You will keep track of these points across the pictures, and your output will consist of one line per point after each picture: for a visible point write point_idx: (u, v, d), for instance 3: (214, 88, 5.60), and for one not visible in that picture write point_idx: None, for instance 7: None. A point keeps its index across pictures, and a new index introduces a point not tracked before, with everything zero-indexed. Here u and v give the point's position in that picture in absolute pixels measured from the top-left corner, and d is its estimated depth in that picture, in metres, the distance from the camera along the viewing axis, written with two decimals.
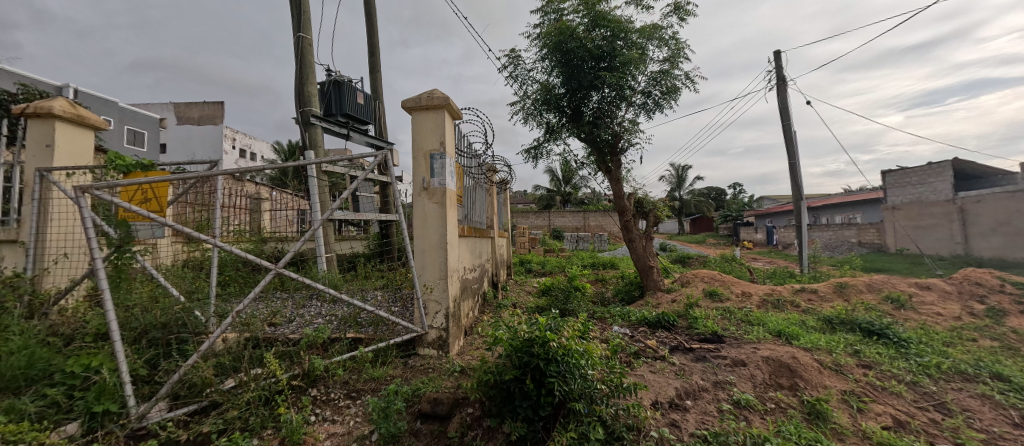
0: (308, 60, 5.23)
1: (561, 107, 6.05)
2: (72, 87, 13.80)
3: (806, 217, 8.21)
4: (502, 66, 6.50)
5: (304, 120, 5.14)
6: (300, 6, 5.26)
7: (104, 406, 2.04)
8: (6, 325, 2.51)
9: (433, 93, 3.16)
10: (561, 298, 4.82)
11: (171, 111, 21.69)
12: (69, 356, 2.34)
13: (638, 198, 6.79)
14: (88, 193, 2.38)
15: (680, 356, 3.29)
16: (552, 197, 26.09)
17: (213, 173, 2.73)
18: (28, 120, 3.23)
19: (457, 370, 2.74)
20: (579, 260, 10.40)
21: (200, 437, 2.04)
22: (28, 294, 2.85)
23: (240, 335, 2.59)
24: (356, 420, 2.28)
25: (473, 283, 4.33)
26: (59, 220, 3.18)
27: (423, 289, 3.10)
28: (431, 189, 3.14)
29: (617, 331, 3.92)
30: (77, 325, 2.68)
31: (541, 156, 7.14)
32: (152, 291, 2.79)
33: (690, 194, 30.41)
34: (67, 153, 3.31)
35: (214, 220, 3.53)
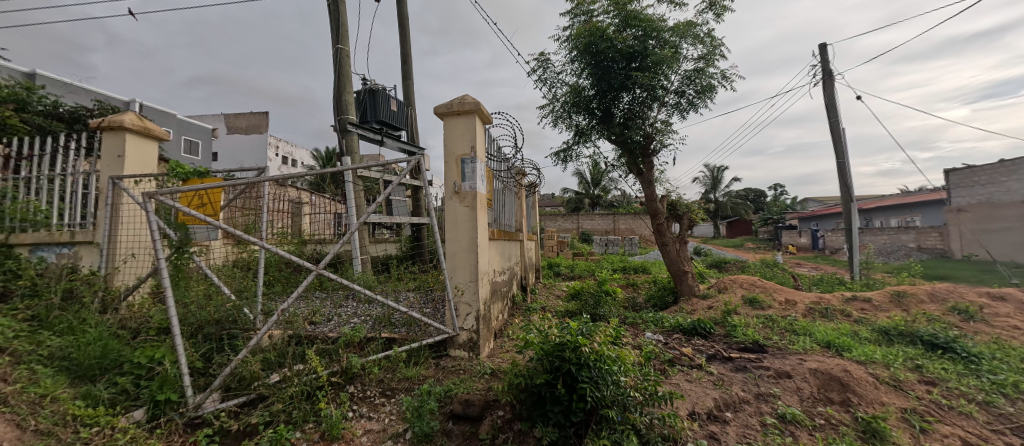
0: (346, 70, 5.46)
1: (591, 110, 6.00)
2: (138, 102, 15.14)
3: (857, 219, 7.65)
4: (531, 69, 6.52)
5: (342, 127, 5.36)
6: (339, 19, 5.52)
7: (166, 395, 2.21)
8: (83, 319, 2.77)
9: (464, 98, 3.23)
10: (592, 303, 4.75)
11: (222, 122, 23.30)
12: (136, 348, 2.56)
13: (671, 201, 6.60)
14: (153, 199, 2.60)
15: (718, 365, 3.16)
16: (581, 200, 25.79)
17: (261, 179, 2.90)
18: (103, 133, 3.56)
19: (488, 372, 2.76)
20: (609, 264, 10.21)
21: (250, 428, 2.18)
22: (102, 290, 3.14)
23: (284, 332, 2.73)
24: (391, 417, 2.34)
25: (503, 286, 4.35)
26: (128, 223, 3.49)
27: (455, 291, 3.15)
28: (462, 193, 3.20)
29: (650, 338, 3.82)
30: (143, 320, 2.92)
31: (571, 158, 7.10)
32: (206, 289, 3.00)
33: (727, 197, 29.13)
34: (134, 162, 3.63)
35: (261, 224, 3.76)
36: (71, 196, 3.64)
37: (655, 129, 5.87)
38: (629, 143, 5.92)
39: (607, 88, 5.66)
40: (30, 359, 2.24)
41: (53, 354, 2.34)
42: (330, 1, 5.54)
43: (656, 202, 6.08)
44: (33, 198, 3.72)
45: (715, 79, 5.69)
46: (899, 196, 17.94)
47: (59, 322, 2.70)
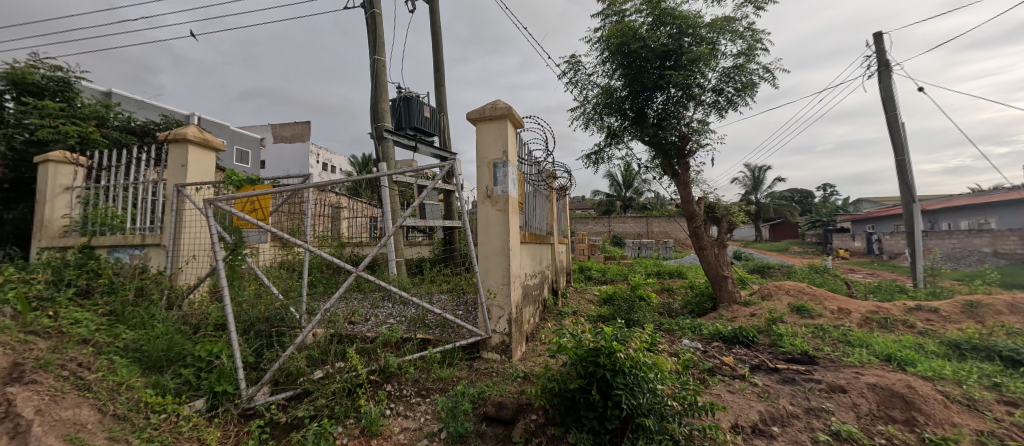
0: (382, 79, 5.68)
1: (623, 112, 5.90)
2: (196, 116, 16.45)
3: (919, 222, 7.03)
4: (562, 72, 6.50)
5: (378, 134, 5.57)
6: (376, 31, 5.76)
7: (223, 387, 2.39)
8: (152, 314, 3.03)
9: (496, 103, 3.27)
10: (625, 308, 4.64)
11: (269, 132, 24.85)
12: (196, 342, 2.77)
13: (709, 203, 6.35)
14: (212, 205, 2.82)
15: (763, 377, 3.00)
16: (613, 203, 25.28)
17: (305, 186, 3.07)
18: (169, 145, 3.90)
19: (521, 376, 2.76)
20: (643, 268, 9.94)
21: (297, 420, 2.30)
22: (167, 287, 3.42)
23: (326, 330, 2.87)
24: (426, 417, 2.40)
25: (534, 289, 4.35)
26: (190, 227, 3.79)
27: (487, 294, 3.18)
28: (494, 197, 3.23)
29: (688, 345, 3.68)
30: (202, 317, 3.16)
31: (602, 161, 7.01)
32: (256, 289, 3.20)
33: (770, 198, 27.58)
34: (196, 171, 3.96)
35: (305, 228, 3.97)
36: (142, 202, 4.02)
37: (691, 129, 5.67)
38: (664, 144, 5.76)
39: (640, 89, 5.54)
40: (109, 350, 2.49)
41: (127, 346, 2.58)
42: (368, 14, 5.79)
43: (692, 204, 5.87)
44: (111, 205, 4.13)
45: (757, 76, 5.43)
46: (970, 196, 16.28)
47: (133, 317, 2.97)
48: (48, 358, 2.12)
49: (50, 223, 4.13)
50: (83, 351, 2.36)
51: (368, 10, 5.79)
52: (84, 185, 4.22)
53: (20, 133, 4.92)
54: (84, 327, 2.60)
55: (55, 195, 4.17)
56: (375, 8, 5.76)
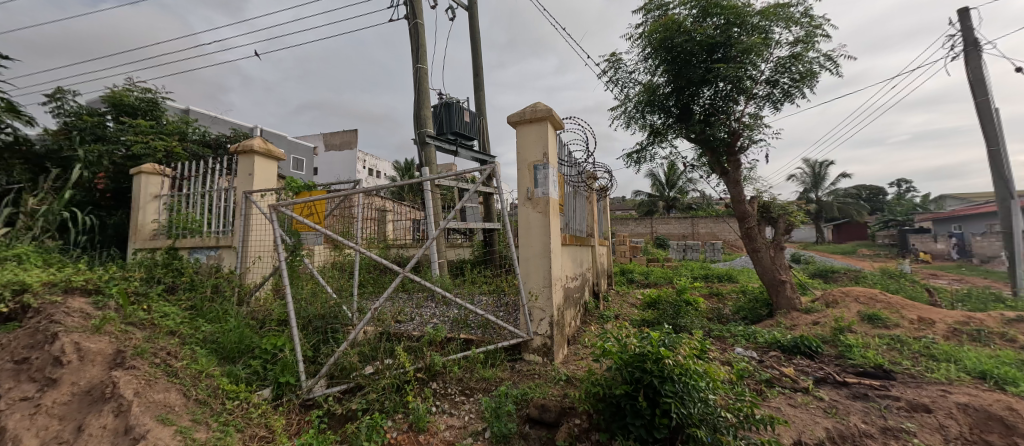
0: (425, 86, 5.87)
1: (667, 109, 5.71)
2: (258, 128, 17.95)
3: (1019, 221, 6.15)
4: (602, 71, 6.39)
5: (421, 140, 5.68)
6: (419, 40, 5.97)
7: (286, 378, 2.60)
8: (225, 310, 3.34)
9: (537, 106, 3.29)
10: (671, 312, 4.46)
11: (321, 140, 26.54)
12: (262, 336, 3.02)
13: (764, 202, 5.96)
14: (277, 210, 3.10)
15: (829, 391, 2.76)
16: (655, 203, 24.38)
17: (356, 191, 3.26)
18: (239, 156, 4.29)
19: (563, 379, 2.74)
20: (689, 272, 9.50)
21: (351, 412, 2.43)
22: (237, 285, 3.76)
23: (376, 328, 3.02)
24: (471, 416, 2.44)
25: (575, 292, 4.30)
26: (256, 229, 4.13)
27: (529, 296, 3.18)
28: (535, 199, 3.24)
29: (741, 354, 3.47)
30: (267, 313, 3.44)
31: (645, 160, 6.80)
32: (312, 288, 3.42)
33: (833, 196, 25.30)
34: (260, 179, 4.31)
35: (356, 230, 4.19)
36: (217, 208, 4.44)
37: (742, 124, 5.37)
38: (711, 141, 5.50)
39: (686, 84, 5.31)
40: (192, 341, 2.77)
41: (206, 338, 2.86)
42: (411, 25, 6.02)
43: (744, 203, 5.54)
44: (190, 210, 4.61)
45: (817, 64, 5.03)
46: None
47: (210, 312, 3.30)
48: (144, 347, 2.40)
49: (143, 227, 4.68)
50: (171, 341, 2.65)
51: (411, 21, 6.03)
52: (170, 193, 4.75)
53: (118, 148, 5.68)
54: (170, 320, 2.92)
55: (147, 203, 4.72)
56: (418, 18, 5.98)
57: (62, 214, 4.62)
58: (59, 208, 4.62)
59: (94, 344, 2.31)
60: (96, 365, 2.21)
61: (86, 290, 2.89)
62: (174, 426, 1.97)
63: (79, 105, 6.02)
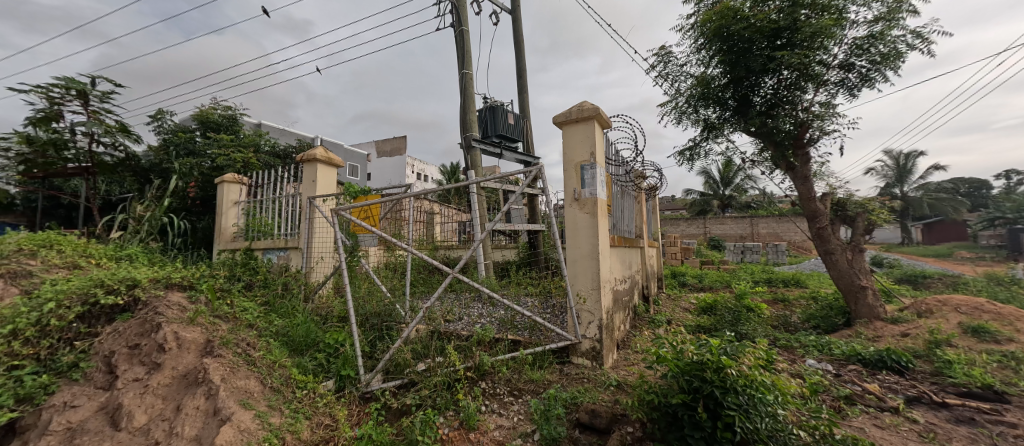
0: (470, 91, 6.00)
1: (723, 101, 5.40)
2: (319, 138, 19.38)
3: None
4: (650, 66, 6.16)
5: (467, 143, 5.82)
6: (464, 46, 6.13)
7: (347, 371, 2.78)
8: (293, 307, 3.64)
9: (583, 105, 3.24)
10: (730, 319, 4.17)
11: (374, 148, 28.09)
12: (325, 331, 3.25)
13: (837, 199, 5.41)
14: (338, 214, 3.34)
15: (924, 412, 2.43)
16: (709, 202, 23.01)
17: (407, 195, 3.42)
18: (304, 164, 4.65)
19: (613, 384, 2.67)
20: (749, 275, 8.85)
21: (405, 407, 2.53)
22: (304, 284, 4.07)
23: (427, 327, 3.14)
24: (519, 417, 2.45)
25: (624, 296, 4.16)
26: (320, 231, 4.45)
27: (577, 299, 3.13)
28: (582, 200, 3.18)
29: (813, 366, 3.17)
30: (329, 310, 3.70)
31: (698, 157, 6.46)
32: (368, 287, 3.63)
33: (923, 191, 22.32)
34: (322, 185, 4.64)
35: (407, 232, 4.37)
36: (286, 213, 4.85)
37: (812, 114, 4.90)
38: (775, 135, 5.11)
39: (744, 74, 4.96)
40: (267, 333, 3.05)
41: (277, 331, 3.13)
42: (457, 32, 6.19)
43: (814, 201, 5.07)
44: (263, 215, 5.07)
45: (903, 43, 4.47)
46: None
47: (281, 307, 3.61)
48: (228, 338, 2.68)
49: (225, 230, 5.23)
50: (249, 333, 2.93)
51: (457, 28, 6.20)
52: (247, 199, 5.27)
53: (205, 161, 6.39)
54: (249, 314, 3.23)
55: (228, 208, 5.27)
56: (463, 26, 6.13)
57: (162, 219, 5.29)
58: (160, 213, 5.30)
59: (189, 334, 2.61)
60: (191, 353, 2.50)
61: (182, 286, 3.28)
62: (254, 411, 2.17)
63: (175, 123, 6.87)
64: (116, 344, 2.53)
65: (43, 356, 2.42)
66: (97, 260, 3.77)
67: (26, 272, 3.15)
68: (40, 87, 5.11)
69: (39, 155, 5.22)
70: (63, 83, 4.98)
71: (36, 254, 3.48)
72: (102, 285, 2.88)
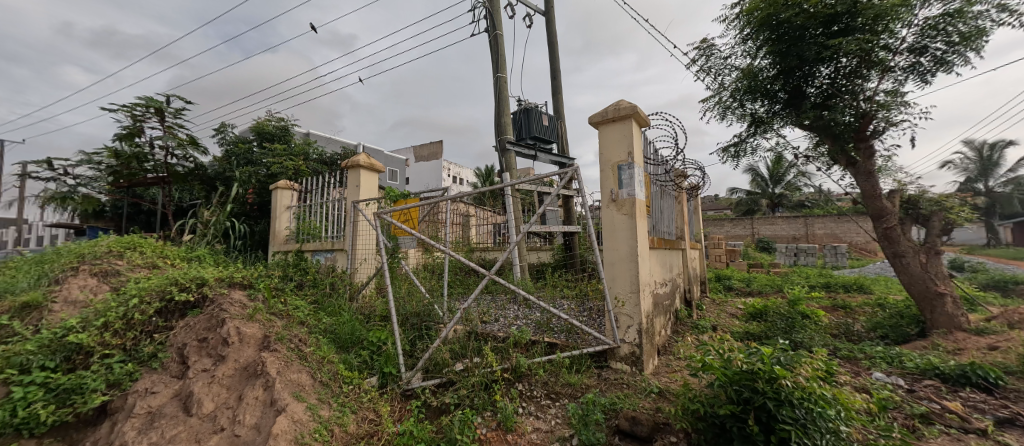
0: (504, 94, 6.05)
1: (772, 94, 5.09)
2: (362, 145, 20.34)
3: None
4: (691, 61, 5.92)
5: (502, 146, 5.88)
6: (498, 50, 6.20)
7: (389, 369, 2.89)
8: (340, 306, 3.83)
9: (619, 104, 3.17)
10: (783, 326, 3.89)
11: (413, 153, 29.04)
12: (369, 330, 3.41)
13: (907, 197, 4.92)
14: (379, 217, 3.49)
15: (1019, 437, 2.14)
16: (757, 201, 21.71)
17: (445, 198, 3.50)
18: (348, 170, 4.89)
19: (654, 391, 2.59)
20: (804, 279, 8.24)
21: (445, 405, 2.59)
22: (349, 284, 4.28)
23: (465, 327, 3.19)
24: (557, 421, 2.42)
25: (665, 300, 4.02)
26: (363, 234, 4.66)
27: (615, 302, 3.07)
28: (620, 200, 3.11)
29: (881, 380, 2.89)
30: (372, 309, 3.87)
31: (744, 153, 6.12)
32: (408, 288, 3.76)
33: (1014, 186, 19.76)
34: (365, 190, 4.86)
35: (445, 234, 4.47)
36: (332, 216, 5.13)
37: (876, 103, 4.50)
38: (832, 128, 4.73)
39: (796, 64, 4.64)
40: (316, 330, 3.23)
41: (325, 328, 3.31)
42: (491, 37, 6.27)
43: (879, 199, 4.65)
44: (312, 218, 5.38)
45: (986, 20, 4.00)
46: None
47: (329, 306, 3.82)
48: (283, 334, 2.87)
49: (278, 233, 5.60)
50: (301, 330, 3.12)
51: (491, 33, 6.28)
52: (298, 204, 5.62)
53: (261, 169, 6.89)
54: (300, 312, 3.44)
55: (281, 213, 5.64)
56: (498, 30, 6.20)
57: (225, 223, 5.76)
58: (223, 218, 5.78)
59: (249, 329, 2.82)
60: (250, 347, 2.70)
61: (243, 284, 3.55)
62: (306, 403, 2.31)
63: (235, 135, 7.47)
64: (187, 337, 2.79)
65: (128, 346, 2.71)
66: (171, 260, 4.18)
67: (114, 271, 3.54)
68: (125, 107, 5.74)
69: (124, 166, 5.86)
70: (144, 102, 5.57)
71: (123, 255, 3.90)
72: (176, 284, 3.18)
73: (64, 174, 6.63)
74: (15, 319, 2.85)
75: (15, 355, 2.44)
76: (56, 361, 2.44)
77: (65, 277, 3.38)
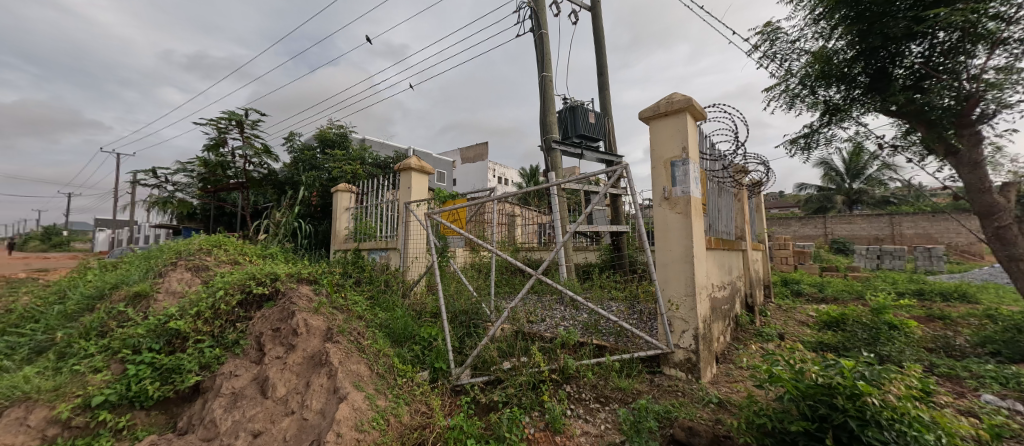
0: (550, 92, 6.01)
1: (851, 78, 4.59)
2: (412, 149, 21.25)
3: None
4: (753, 47, 5.50)
5: (547, 145, 5.85)
6: (544, 50, 6.17)
7: (440, 364, 2.99)
8: (393, 303, 4.03)
9: (673, 97, 3.01)
10: (864, 337, 3.48)
11: (460, 155, 29.84)
12: (420, 326, 3.55)
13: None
14: (430, 218, 3.63)
15: None
16: (830, 198, 19.69)
17: (492, 198, 3.54)
18: (401, 173, 5.13)
19: (714, 401, 2.43)
20: (889, 285, 7.32)
21: (493, 403, 2.62)
22: (401, 282, 4.49)
23: (512, 326, 3.23)
24: (607, 426, 2.35)
25: (723, 304, 3.76)
26: (415, 233, 4.86)
27: (669, 305, 2.92)
28: (673, 199, 2.96)
29: (992, 403, 2.49)
30: (423, 306, 4.02)
31: (816, 145, 5.57)
32: (456, 286, 3.88)
33: None
34: (416, 191, 5.06)
35: (491, 234, 4.53)
36: (386, 217, 5.40)
37: (984, 83, 3.89)
38: (926, 113, 4.17)
39: (880, 44, 4.14)
40: (373, 324, 3.42)
41: (381, 323, 3.50)
42: (536, 37, 6.26)
43: (989, 193, 4.07)
44: (367, 219, 5.70)
45: None
46: None
47: (384, 302, 4.03)
48: (344, 327, 3.06)
49: (339, 233, 6.00)
50: (359, 323, 3.32)
51: (536, 32, 6.27)
52: (356, 205, 5.97)
53: (323, 174, 7.44)
54: (358, 307, 3.66)
55: (341, 214, 6.04)
56: (543, 29, 6.17)
57: (293, 224, 6.28)
58: (292, 219, 6.30)
59: (315, 321, 3.04)
60: (316, 338, 2.91)
61: (309, 280, 3.85)
62: (364, 392, 2.46)
63: (301, 143, 8.13)
64: (264, 327, 3.07)
65: (216, 332, 3.04)
66: (249, 257, 4.63)
67: (204, 266, 4.01)
68: (212, 121, 6.47)
69: (211, 174, 6.60)
70: (227, 116, 6.22)
71: (211, 252, 4.40)
72: (254, 278, 3.52)
73: (165, 181, 7.61)
74: (130, 306, 3.32)
75: (131, 336, 2.85)
76: (160, 344, 2.83)
77: (166, 270, 3.88)
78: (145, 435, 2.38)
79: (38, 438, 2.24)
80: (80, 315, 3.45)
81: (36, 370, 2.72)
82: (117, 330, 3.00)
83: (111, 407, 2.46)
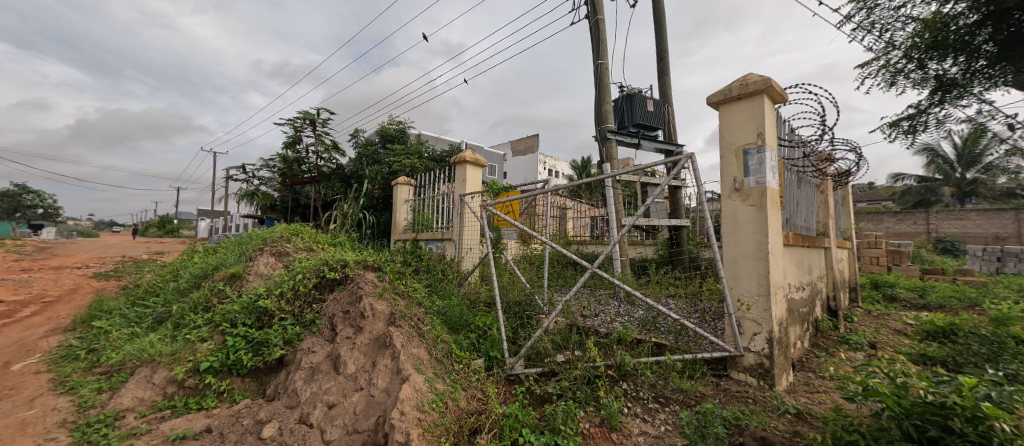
0: (606, 80, 5.79)
1: (973, 47, 3.89)
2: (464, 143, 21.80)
3: None
4: (846, 18, 4.85)
5: (602, 136, 5.68)
6: (600, 36, 5.95)
7: (494, 353, 3.07)
8: (450, 291, 4.18)
9: (748, 79, 2.75)
10: (983, 352, 2.97)
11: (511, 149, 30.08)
12: (475, 314, 3.66)
13: None
14: (485, 209, 3.69)
15: None
16: (935, 190, 17.01)
17: (546, 190, 3.45)
18: (456, 166, 5.26)
19: (791, 411, 2.22)
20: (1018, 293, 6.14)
21: (547, 394, 2.62)
22: (456, 272, 4.64)
23: (566, 320, 3.21)
24: (667, 427, 2.25)
25: (801, 307, 3.39)
26: (469, 225, 4.97)
27: (738, 305, 2.70)
28: (745, 190, 2.72)
29: None
30: (477, 295, 4.13)
31: (922, 128, 4.81)
32: (509, 277, 3.96)
33: None
34: (471, 184, 5.17)
35: (545, 227, 4.50)
36: (441, 209, 5.60)
37: None
38: None
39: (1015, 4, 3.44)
40: (431, 311, 3.57)
41: (437, 310, 3.64)
42: (592, 23, 6.05)
43: None
44: (424, 211, 5.95)
45: None
46: None
47: (441, 290, 4.19)
48: (405, 312, 3.22)
49: (398, 224, 6.33)
50: (419, 309, 3.49)
51: (592, 18, 6.05)
52: (413, 198, 6.24)
53: (384, 168, 7.86)
54: (417, 293, 3.85)
55: (400, 205, 6.35)
56: (600, 14, 5.95)
57: (358, 215, 6.71)
58: (357, 211, 6.73)
59: (379, 306, 3.22)
60: (381, 321, 3.09)
61: (374, 267, 4.08)
62: (425, 374, 2.59)
63: (365, 139, 8.65)
64: (336, 308, 3.33)
65: (296, 312, 3.35)
66: (322, 244, 5.04)
67: (285, 252, 4.43)
68: (290, 120, 7.10)
69: (289, 169, 7.25)
70: (301, 115, 6.79)
71: (290, 240, 4.85)
72: (327, 264, 3.82)
73: (252, 176, 8.50)
74: (227, 285, 3.78)
75: (228, 312, 3.25)
76: (252, 319, 3.20)
77: (255, 255, 4.36)
78: (240, 399, 2.71)
79: (161, 394, 2.66)
80: (189, 291, 4.00)
81: (159, 336, 3.21)
82: (218, 305, 3.43)
83: (214, 372, 2.84)
